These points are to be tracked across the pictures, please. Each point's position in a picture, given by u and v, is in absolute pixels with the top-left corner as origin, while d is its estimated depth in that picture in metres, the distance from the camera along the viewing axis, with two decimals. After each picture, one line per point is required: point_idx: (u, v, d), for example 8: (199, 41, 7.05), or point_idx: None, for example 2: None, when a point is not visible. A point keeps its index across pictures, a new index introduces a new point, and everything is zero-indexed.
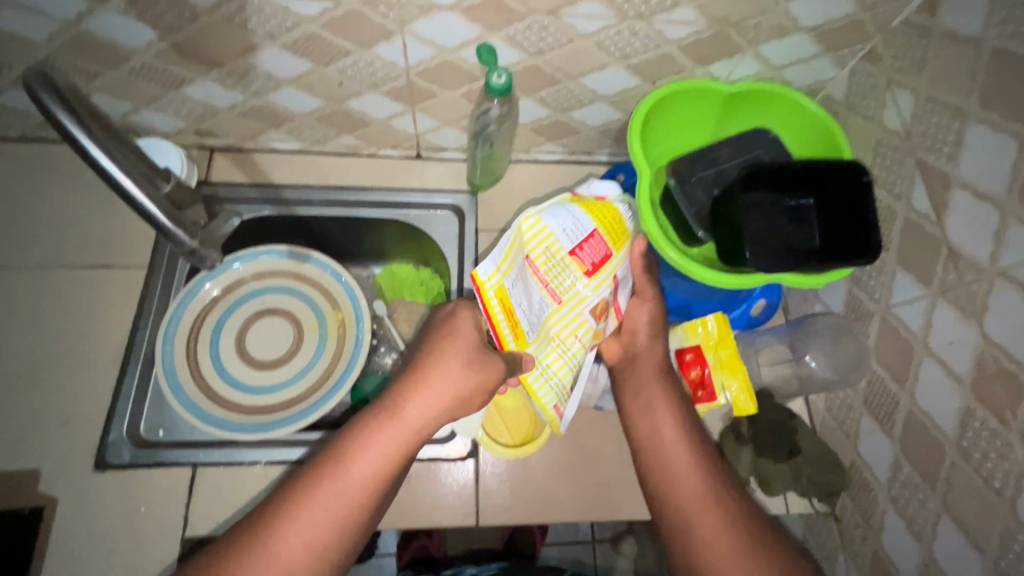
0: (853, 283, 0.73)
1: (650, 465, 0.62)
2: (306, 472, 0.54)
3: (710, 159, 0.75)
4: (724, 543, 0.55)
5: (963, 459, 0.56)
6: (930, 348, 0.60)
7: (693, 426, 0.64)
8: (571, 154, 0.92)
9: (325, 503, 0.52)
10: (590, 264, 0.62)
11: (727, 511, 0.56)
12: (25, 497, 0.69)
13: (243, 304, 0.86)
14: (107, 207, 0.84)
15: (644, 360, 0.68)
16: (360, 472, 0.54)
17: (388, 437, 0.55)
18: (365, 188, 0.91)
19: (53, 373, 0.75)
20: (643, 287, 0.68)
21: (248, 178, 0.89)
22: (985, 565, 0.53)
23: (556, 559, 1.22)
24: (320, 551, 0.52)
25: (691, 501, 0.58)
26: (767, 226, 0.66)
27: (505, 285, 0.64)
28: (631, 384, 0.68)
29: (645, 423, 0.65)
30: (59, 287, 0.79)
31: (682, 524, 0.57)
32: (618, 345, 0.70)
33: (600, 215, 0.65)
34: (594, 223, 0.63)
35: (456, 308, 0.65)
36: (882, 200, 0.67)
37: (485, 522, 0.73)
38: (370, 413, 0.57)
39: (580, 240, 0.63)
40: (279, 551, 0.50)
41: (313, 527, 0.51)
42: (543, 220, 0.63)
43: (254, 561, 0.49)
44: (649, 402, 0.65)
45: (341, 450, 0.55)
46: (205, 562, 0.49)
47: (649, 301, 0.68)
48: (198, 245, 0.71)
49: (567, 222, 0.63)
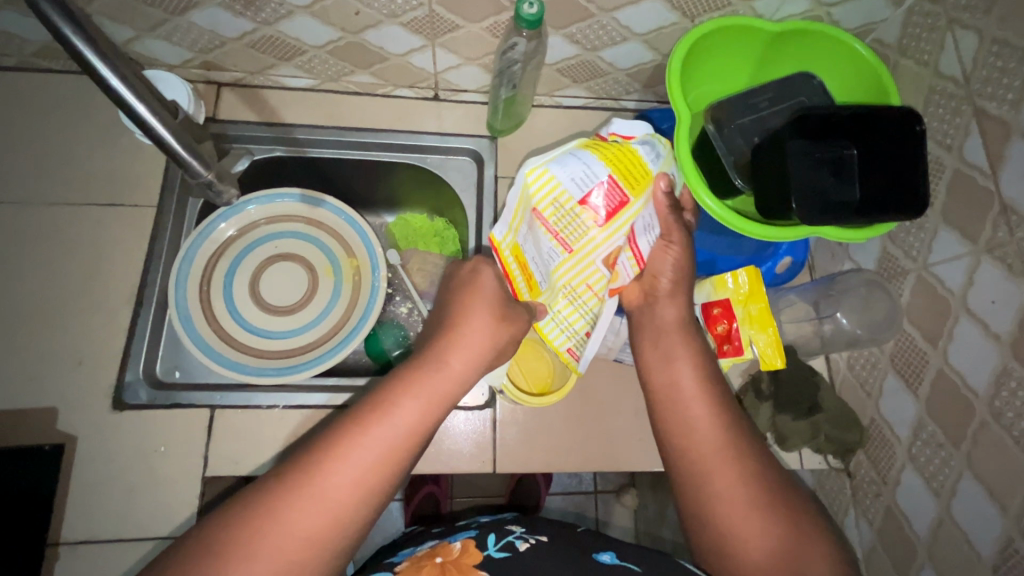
0: (888, 240, 0.71)
1: (664, 416, 0.58)
2: (349, 414, 0.52)
3: (751, 105, 0.72)
4: (737, 499, 0.51)
5: (994, 419, 0.55)
6: (969, 307, 0.58)
7: (714, 376, 0.59)
8: (597, 99, 0.88)
9: (376, 442, 0.50)
10: (603, 213, 0.59)
11: (745, 465, 0.52)
12: (43, 434, 0.69)
13: (257, 249, 0.84)
14: (112, 144, 0.80)
15: (665, 311, 0.63)
16: (407, 415, 0.52)
17: (432, 383, 0.55)
18: (379, 130, 0.86)
19: (64, 313, 0.73)
20: (670, 229, 0.62)
21: (259, 116, 0.85)
22: (1007, 522, 0.53)
23: (560, 507, 1.25)
24: (371, 493, 0.48)
25: (706, 454, 0.54)
26: (814, 173, 0.63)
27: (518, 242, 0.66)
28: (651, 333, 0.64)
29: (663, 374, 0.60)
30: (66, 225, 0.77)
31: (695, 475, 0.54)
32: (640, 291, 0.66)
33: (614, 159, 0.60)
34: (607, 169, 0.59)
35: (476, 266, 0.66)
36: (930, 153, 0.64)
37: (501, 470, 0.74)
38: (412, 364, 0.57)
39: (591, 189, 0.59)
40: (329, 490, 0.47)
41: (363, 466, 0.48)
42: (551, 170, 0.60)
43: (298, 499, 0.46)
44: (668, 352, 0.62)
45: (385, 394, 0.53)
46: (243, 500, 0.45)
47: (676, 245, 0.63)
48: (214, 178, 0.73)
49: (576, 171, 0.59)
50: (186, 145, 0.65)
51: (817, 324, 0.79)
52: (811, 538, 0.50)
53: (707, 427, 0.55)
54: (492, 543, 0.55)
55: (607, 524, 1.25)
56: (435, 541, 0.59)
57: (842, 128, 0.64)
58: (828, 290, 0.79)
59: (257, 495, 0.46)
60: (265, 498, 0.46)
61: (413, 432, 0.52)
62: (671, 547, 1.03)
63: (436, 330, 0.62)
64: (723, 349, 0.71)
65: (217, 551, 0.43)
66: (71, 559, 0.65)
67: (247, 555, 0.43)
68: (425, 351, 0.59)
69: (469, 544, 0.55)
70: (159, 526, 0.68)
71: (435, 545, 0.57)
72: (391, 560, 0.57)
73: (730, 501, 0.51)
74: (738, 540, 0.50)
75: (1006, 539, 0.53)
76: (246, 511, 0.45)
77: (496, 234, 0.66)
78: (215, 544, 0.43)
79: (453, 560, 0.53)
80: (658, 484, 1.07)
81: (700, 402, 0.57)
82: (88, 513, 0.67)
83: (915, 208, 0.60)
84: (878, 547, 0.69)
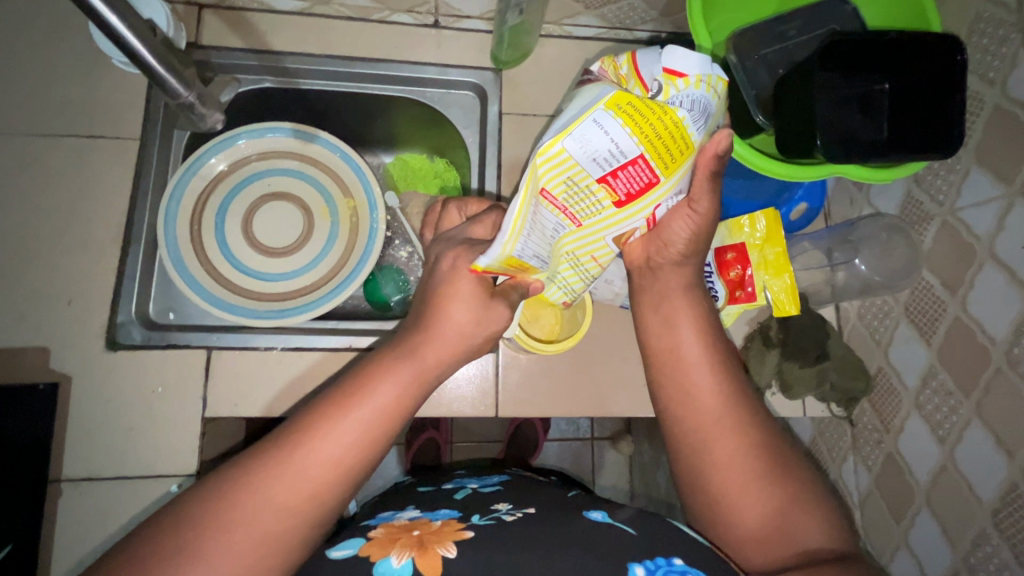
0: (913, 183, 0.67)
1: (663, 382, 0.57)
2: (323, 398, 0.50)
3: (777, 34, 0.68)
4: (736, 471, 0.51)
5: (1010, 366, 0.54)
6: (995, 252, 0.56)
7: (716, 343, 0.57)
8: (610, 28, 0.82)
9: (351, 427, 0.48)
10: (623, 195, 0.49)
11: (744, 440, 0.52)
12: (36, 373, 0.67)
13: (247, 189, 0.80)
14: (89, 68, 0.75)
15: (668, 278, 0.58)
16: (383, 400, 0.50)
17: (410, 368, 0.52)
18: (375, 59, 0.80)
19: (49, 250, 0.70)
20: (699, 194, 0.51)
21: (245, 42, 0.78)
22: (1013, 468, 0.53)
23: (557, 453, 1.27)
24: (348, 473, 0.48)
25: (708, 426, 0.53)
26: (838, 109, 0.59)
27: (514, 254, 0.49)
28: (651, 296, 0.59)
29: (664, 338, 0.58)
30: (45, 157, 0.72)
31: (694, 446, 0.53)
32: (645, 253, 0.58)
33: (650, 131, 0.44)
34: (639, 146, 0.45)
35: (456, 261, 0.55)
36: (970, 88, 0.60)
37: (503, 414, 0.74)
38: (391, 350, 0.54)
39: (615, 169, 0.46)
40: (306, 469, 0.46)
41: (339, 449, 0.47)
42: (567, 149, 0.44)
43: (279, 474, 0.45)
44: (669, 317, 0.58)
45: (361, 380, 0.51)
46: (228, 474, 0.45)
47: (702, 214, 0.53)
48: (195, 98, 0.68)
49: (599, 149, 0.44)
50: (165, 62, 0.61)
51: (830, 272, 0.77)
52: (802, 499, 0.50)
53: (707, 395, 0.54)
54: (475, 518, 0.50)
55: (602, 469, 1.28)
56: (417, 510, 0.53)
57: (876, 58, 0.59)
58: (846, 236, 0.77)
59: (234, 475, 0.45)
60: (240, 477, 0.45)
61: (390, 416, 0.50)
62: (665, 491, 1.05)
63: (414, 314, 0.58)
64: (736, 295, 0.70)
65: (194, 528, 0.42)
66: (74, 496, 0.66)
67: (223, 532, 0.42)
68: (403, 336, 0.56)
69: (450, 520, 0.50)
70: (161, 466, 0.68)
71: (415, 517, 0.51)
72: (368, 524, 0.51)
73: (725, 469, 0.51)
74: (729, 507, 0.51)
75: (1010, 485, 0.53)
76: (221, 490, 0.44)
77: (482, 263, 0.50)
78: (193, 518, 0.42)
79: (432, 532, 0.47)
80: (654, 431, 1.09)
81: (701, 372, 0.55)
82: (88, 451, 0.67)
83: (948, 145, 0.56)
84: (876, 492, 0.70)
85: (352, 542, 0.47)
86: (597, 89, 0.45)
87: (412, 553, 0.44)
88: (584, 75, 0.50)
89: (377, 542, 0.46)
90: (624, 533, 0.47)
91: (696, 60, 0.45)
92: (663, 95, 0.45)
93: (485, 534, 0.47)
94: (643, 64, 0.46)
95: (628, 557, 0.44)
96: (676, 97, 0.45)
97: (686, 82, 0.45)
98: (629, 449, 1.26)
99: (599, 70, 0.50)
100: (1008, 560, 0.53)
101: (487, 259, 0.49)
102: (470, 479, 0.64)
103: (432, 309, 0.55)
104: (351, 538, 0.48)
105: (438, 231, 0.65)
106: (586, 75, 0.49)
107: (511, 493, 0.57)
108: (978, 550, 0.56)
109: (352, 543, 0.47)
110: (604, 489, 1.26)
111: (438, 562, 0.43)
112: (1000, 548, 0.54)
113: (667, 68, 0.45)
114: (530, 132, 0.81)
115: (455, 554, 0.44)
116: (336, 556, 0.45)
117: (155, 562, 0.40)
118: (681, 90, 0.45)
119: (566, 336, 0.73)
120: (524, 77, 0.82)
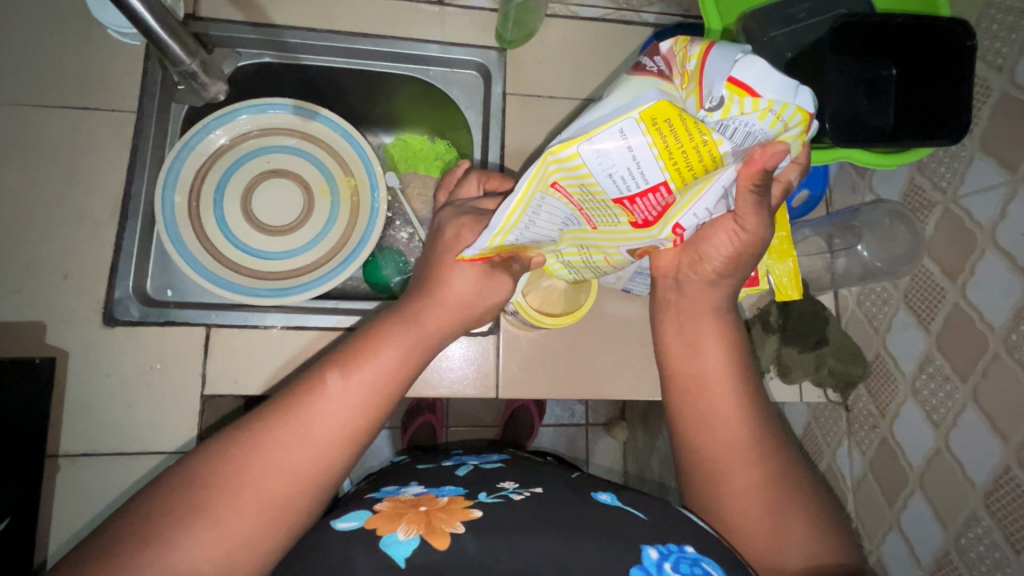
0: (917, 170, 0.67)
1: (687, 405, 0.56)
2: (323, 364, 0.50)
3: (788, 15, 0.68)
4: (747, 497, 0.52)
5: (1008, 352, 0.54)
6: (997, 239, 0.56)
7: (745, 379, 0.56)
8: (616, 9, 0.82)
9: (355, 390, 0.49)
10: (641, 220, 0.46)
11: (763, 471, 0.52)
12: (33, 348, 0.66)
13: (246, 163, 0.80)
14: (85, 37, 0.73)
15: (696, 295, 0.57)
16: (387, 364, 0.51)
17: (415, 333, 0.54)
18: (376, 36, 0.79)
19: (43, 223, 0.69)
20: (745, 209, 0.47)
21: (245, 15, 0.77)
22: (1007, 453, 0.54)
23: (551, 439, 1.28)
24: (355, 436, 0.48)
25: (726, 457, 0.53)
26: (844, 93, 0.60)
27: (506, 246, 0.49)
28: (677, 315, 0.58)
29: (687, 358, 0.57)
30: (39, 127, 0.71)
31: (715, 472, 0.53)
32: (676, 262, 0.56)
33: (680, 158, 0.42)
34: (664, 172, 0.43)
35: (461, 230, 0.57)
36: (976, 76, 0.60)
37: (502, 395, 0.74)
38: (389, 317, 0.55)
39: (633, 194, 0.44)
40: (315, 430, 0.46)
41: (341, 410, 0.48)
42: (583, 156, 0.42)
43: (288, 438, 0.45)
44: (694, 340, 0.57)
45: (361, 345, 0.52)
46: (238, 435, 0.45)
47: (748, 232, 0.49)
48: (198, 66, 0.67)
49: (616, 166, 0.42)
50: (167, 26, 0.60)
51: (829, 258, 0.78)
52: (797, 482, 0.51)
53: (712, 378, 0.56)
54: (482, 496, 0.50)
55: (596, 454, 1.29)
56: (420, 486, 0.53)
57: (885, 40, 0.59)
58: (848, 222, 0.77)
59: (240, 438, 0.45)
60: (244, 441, 0.45)
61: (390, 381, 0.51)
62: (659, 475, 1.07)
63: (416, 283, 0.59)
64: None
65: (205, 488, 0.42)
66: (72, 470, 0.65)
67: (232, 496, 0.42)
68: (404, 302, 0.57)
69: (457, 497, 0.50)
70: (159, 441, 0.67)
71: (421, 493, 0.51)
72: (372, 497, 0.51)
73: (729, 469, 0.53)
74: (734, 492, 0.52)
75: (1003, 468, 0.54)
76: (231, 452, 0.44)
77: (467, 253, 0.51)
78: (201, 483, 0.42)
79: (440, 509, 0.47)
80: (649, 417, 1.09)
81: (710, 359, 0.56)
82: (86, 427, 0.66)
83: (951, 134, 0.56)
84: (868, 476, 0.71)
85: (357, 514, 0.47)
86: (643, 88, 0.41)
87: (419, 531, 0.44)
88: (649, 52, 0.44)
89: (383, 514, 0.47)
90: (634, 517, 0.47)
91: (774, 83, 0.38)
92: (722, 111, 0.39)
93: (494, 513, 0.47)
94: (717, 62, 0.39)
95: (640, 540, 0.45)
96: (733, 119, 0.40)
97: (753, 104, 0.39)
98: (622, 435, 1.27)
99: (667, 50, 0.43)
100: (999, 542, 0.54)
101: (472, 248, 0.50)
102: (471, 458, 0.63)
103: (433, 277, 0.56)
104: (356, 511, 0.48)
105: (453, 197, 0.65)
106: (649, 54, 0.43)
107: (515, 471, 0.57)
108: (969, 531, 0.58)
109: (358, 515, 0.47)
110: (597, 475, 1.28)
111: (447, 541, 0.43)
112: (992, 530, 0.55)
113: (736, 80, 0.39)
114: (535, 113, 0.80)
115: (465, 532, 0.45)
116: (342, 527, 0.46)
117: (176, 522, 0.40)
118: (743, 114, 0.39)
119: (564, 313, 0.72)
120: (529, 56, 0.81)
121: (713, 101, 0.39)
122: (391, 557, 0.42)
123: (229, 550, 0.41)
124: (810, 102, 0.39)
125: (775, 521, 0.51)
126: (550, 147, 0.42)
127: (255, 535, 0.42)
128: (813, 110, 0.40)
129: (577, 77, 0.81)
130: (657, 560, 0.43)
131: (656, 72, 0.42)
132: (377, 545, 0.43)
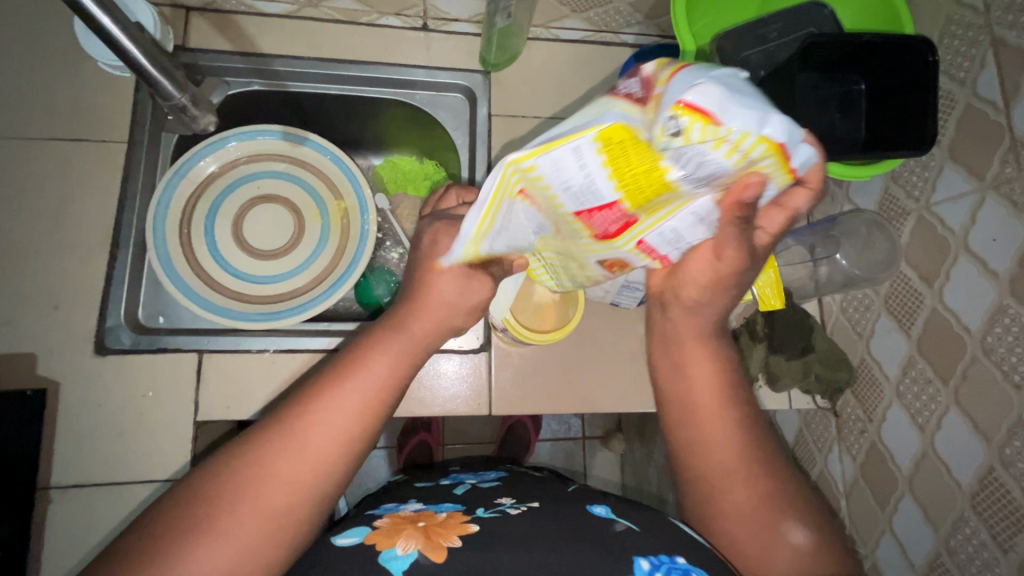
0: (890, 179, 0.70)
1: (677, 420, 0.58)
2: (320, 375, 0.51)
3: (757, 36, 0.71)
4: (737, 515, 0.52)
5: (985, 355, 0.56)
6: (969, 245, 0.58)
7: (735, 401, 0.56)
8: (595, 31, 0.85)
9: (349, 399, 0.49)
10: (601, 231, 0.45)
11: (752, 485, 0.53)
12: (24, 380, 0.66)
13: (234, 188, 0.80)
14: (77, 70, 0.74)
15: (679, 317, 0.58)
16: (380, 373, 0.51)
17: (403, 340, 0.53)
18: (363, 62, 0.81)
19: (34, 254, 0.69)
20: (726, 241, 0.47)
21: (233, 45, 0.78)
22: (990, 454, 0.55)
23: (549, 454, 1.28)
24: (356, 442, 0.48)
25: (716, 474, 0.54)
26: (815, 109, 0.62)
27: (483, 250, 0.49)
28: (665, 344, 0.60)
29: (677, 381, 0.58)
30: (30, 159, 0.71)
31: (706, 487, 0.55)
32: (661, 285, 0.57)
33: (632, 180, 0.40)
34: (616, 192, 0.41)
35: (436, 236, 0.54)
36: (943, 88, 0.62)
37: (496, 411, 0.74)
38: (379, 325, 0.55)
39: (591, 207, 0.43)
40: (312, 441, 0.46)
41: (338, 420, 0.48)
42: (541, 166, 0.40)
43: (285, 449, 0.46)
44: (679, 360, 0.58)
45: (354, 355, 0.52)
46: (239, 450, 0.46)
47: (724, 262, 0.50)
48: (188, 100, 0.69)
49: (573, 181, 0.41)
50: (156, 63, 0.62)
51: (812, 266, 0.79)
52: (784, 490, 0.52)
53: (705, 394, 0.56)
54: (480, 511, 0.51)
55: (595, 467, 1.29)
56: (420, 503, 0.54)
57: (854, 58, 0.62)
58: (829, 232, 0.78)
59: (239, 452, 0.45)
60: (246, 454, 0.45)
61: (383, 387, 0.51)
62: (658, 487, 1.07)
63: (402, 290, 0.58)
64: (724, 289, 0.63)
65: (205, 503, 0.42)
66: (63, 503, 0.65)
67: (233, 510, 0.42)
68: (394, 308, 0.56)
69: (455, 512, 0.50)
70: (150, 470, 0.67)
71: (420, 509, 0.52)
72: (374, 513, 0.52)
73: (718, 483, 0.54)
74: (725, 500, 0.53)
75: (987, 468, 0.55)
76: (230, 467, 0.44)
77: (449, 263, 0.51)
78: (204, 498, 0.43)
79: (438, 524, 0.48)
80: (646, 429, 1.10)
81: (697, 370, 0.57)
82: (77, 458, 0.66)
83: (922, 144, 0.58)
84: (860, 480, 0.72)
85: (357, 530, 0.48)
86: (603, 108, 0.39)
87: (418, 545, 0.45)
88: (630, 73, 0.42)
89: (383, 530, 0.47)
90: (627, 531, 0.48)
91: (738, 112, 0.35)
92: (682, 138, 0.36)
93: (493, 527, 0.47)
94: (681, 81, 0.36)
95: (633, 551, 0.45)
96: (691, 147, 0.37)
97: (715, 131, 0.35)
98: (620, 447, 1.27)
99: (649, 71, 0.40)
100: (987, 542, 0.55)
101: (451, 256, 0.50)
102: (467, 479, 0.62)
103: (420, 279, 0.55)
104: (356, 526, 0.49)
105: (435, 210, 0.64)
106: (630, 77, 0.41)
107: (511, 487, 0.57)
108: (958, 532, 0.58)
109: (358, 531, 0.48)
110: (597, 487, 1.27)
111: (444, 553, 0.44)
112: (979, 530, 0.56)
113: (696, 105, 0.35)
114: (520, 133, 0.82)
115: (461, 545, 0.45)
116: (343, 543, 0.46)
117: (172, 539, 0.40)
118: (699, 142, 0.36)
119: (554, 329, 0.72)
120: (514, 78, 0.83)
121: (670, 127, 0.36)
122: (389, 570, 0.42)
123: (232, 563, 0.41)
124: (780, 133, 0.36)
125: (765, 530, 0.51)
126: (508, 156, 0.40)
127: (258, 547, 0.43)
128: (783, 140, 0.36)
129: (559, 96, 0.83)
130: (649, 570, 0.43)
131: (627, 94, 0.39)
132: (377, 561, 0.43)
